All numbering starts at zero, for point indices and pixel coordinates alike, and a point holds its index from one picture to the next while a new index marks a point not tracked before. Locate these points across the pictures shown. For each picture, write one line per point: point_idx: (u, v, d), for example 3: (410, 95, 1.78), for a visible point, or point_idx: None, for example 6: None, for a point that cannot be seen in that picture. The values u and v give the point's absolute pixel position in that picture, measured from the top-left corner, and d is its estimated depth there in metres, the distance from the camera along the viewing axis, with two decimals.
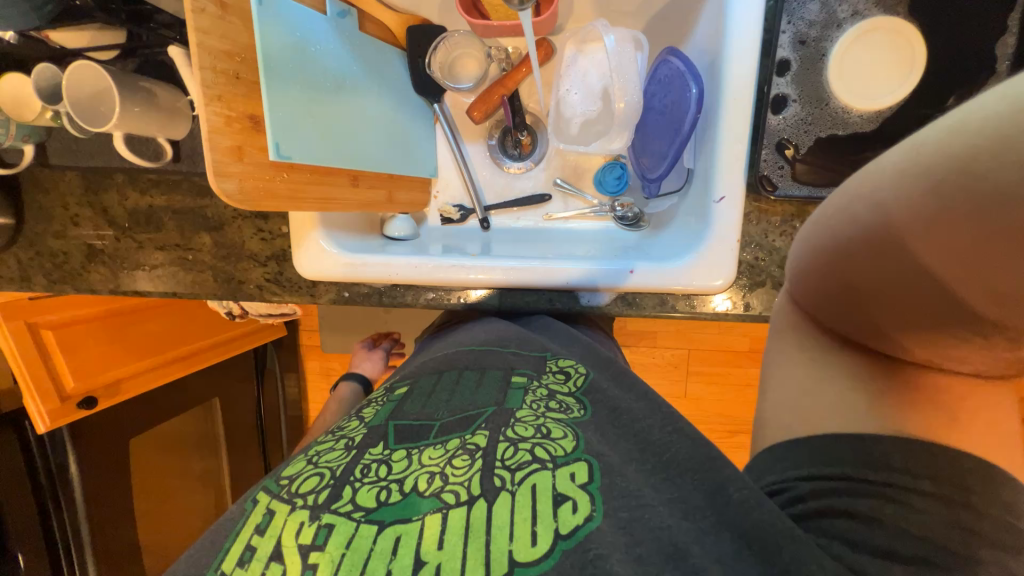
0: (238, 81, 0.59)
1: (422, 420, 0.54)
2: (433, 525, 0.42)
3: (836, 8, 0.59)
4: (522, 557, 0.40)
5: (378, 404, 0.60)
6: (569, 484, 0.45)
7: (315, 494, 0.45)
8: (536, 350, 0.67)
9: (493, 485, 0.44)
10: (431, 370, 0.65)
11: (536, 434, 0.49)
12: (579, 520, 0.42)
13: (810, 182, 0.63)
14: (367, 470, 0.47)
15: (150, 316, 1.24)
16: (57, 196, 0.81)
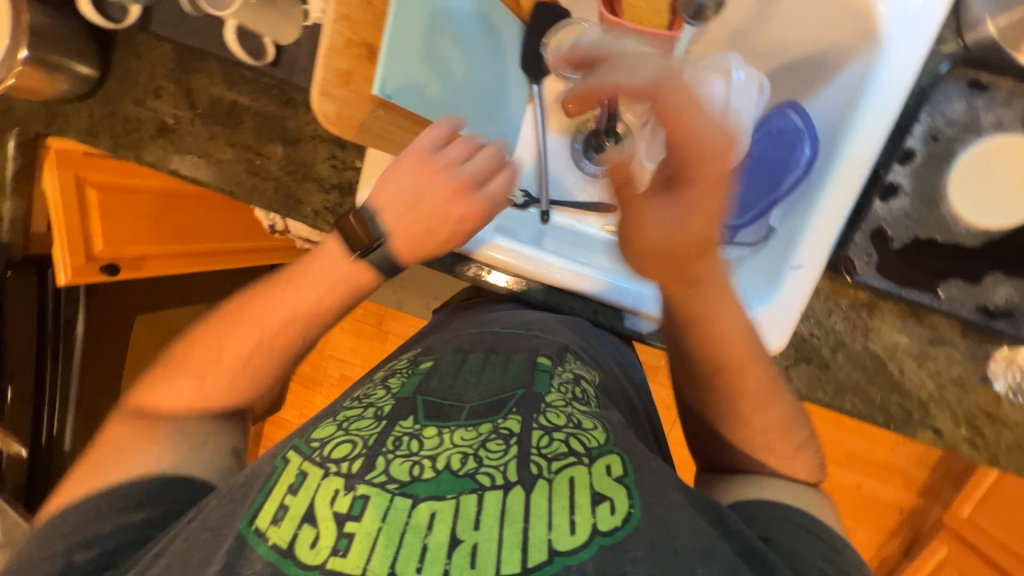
0: (370, 7, 0.58)
1: (450, 401, 0.52)
2: (468, 504, 0.41)
3: (981, 114, 0.58)
4: (562, 546, 0.39)
5: (403, 375, 0.58)
6: (605, 478, 0.44)
7: (349, 462, 0.44)
8: (559, 338, 0.66)
9: (530, 472, 0.43)
10: (463, 346, 0.64)
11: (569, 423, 0.49)
12: (618, 521, 0.41)
13: (892, 277, 0.61)
14: (399, 443, 0.46)
15: (192, 205, 1.22)
16: (148, 64, 0.81)
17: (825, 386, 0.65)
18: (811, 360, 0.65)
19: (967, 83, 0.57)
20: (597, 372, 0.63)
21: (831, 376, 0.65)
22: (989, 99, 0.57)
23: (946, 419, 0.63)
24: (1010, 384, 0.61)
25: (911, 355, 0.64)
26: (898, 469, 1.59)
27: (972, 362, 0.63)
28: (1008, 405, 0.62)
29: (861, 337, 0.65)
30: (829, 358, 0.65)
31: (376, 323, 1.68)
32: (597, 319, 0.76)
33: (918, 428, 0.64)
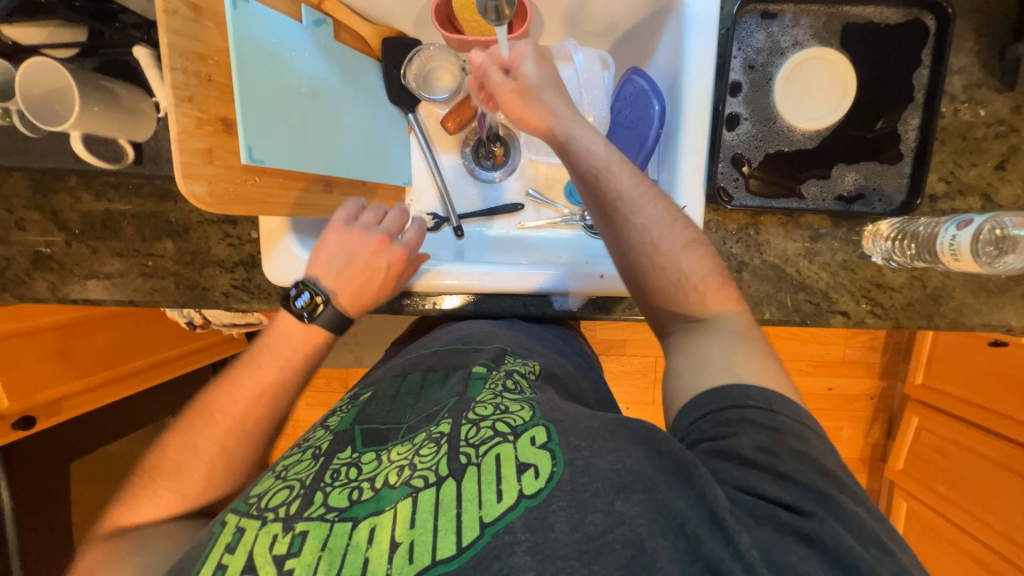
0: (211, 83, 0.58)
1: (389, 423, 0.55)
2: (405, 509, 0.42)
3: (780, 37, 0.66)
4: (491, 516, 0.40)
5: (342, 411, 0.59)
6: (529, 448, 0.44)
7: (287, 506, 0.45)
8: (497, 344, 0.67)
9: (459, 462, 0.44)
10: (399, 375, 0.65)
11: (496, 411, 0.49)
12: (542, 483, 0.42)
13: (763, 194, 0.69)
14: (337, 474, 0.48)
15: (100, 327, 1.16)
16: (3, 198, 0.76)
17: None
18: None
19: (760, 15, 0.66)
20: (541, 362, 0.65)
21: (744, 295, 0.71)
22: (781, 23, 0.66)
23: (847, 300, 0.71)
24: (884, 254, 0.69)
25: (800, 254, 0.71)
26: (858, 362, 1.71)
27: (851, 245, 0.70)
28: (890, 271, 0.70)
29: (756, 253, 0.71)
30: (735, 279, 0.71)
31: (340, 388, 1.62)
32: (531, 311, 0.78)
33: (828, 315, 0.71)
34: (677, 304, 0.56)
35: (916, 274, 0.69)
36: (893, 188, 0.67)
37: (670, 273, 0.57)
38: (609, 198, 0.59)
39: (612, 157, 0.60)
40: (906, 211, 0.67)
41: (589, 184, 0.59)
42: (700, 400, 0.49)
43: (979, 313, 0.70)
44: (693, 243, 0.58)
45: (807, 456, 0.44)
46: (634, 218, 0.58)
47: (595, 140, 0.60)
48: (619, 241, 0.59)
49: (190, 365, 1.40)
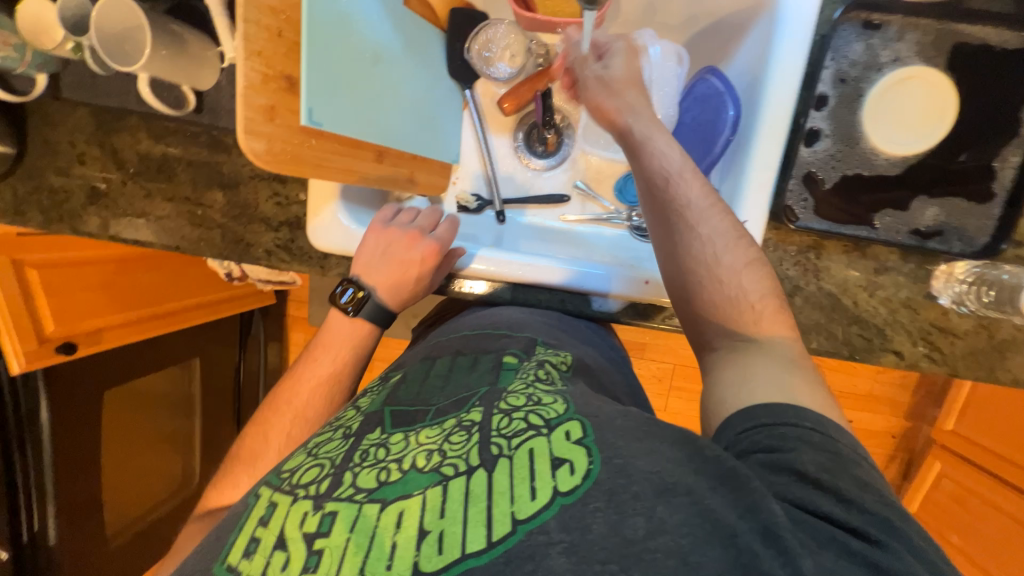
0: (280, 39, 0.57)
1: (417, 406, 0.54)
2: (434, 496, 0.41)
3: (880, 51, 0.61)
4: (524, 513, 0.39)
5: (374, 392, 0.60)
6: (564, 443, 0.42)
7: (316, 485, 0.45)
8: (528, 334, 0.67)
9: (492, 454, 0.43)
10: (430, 356, 0.66)
11: (528, 402, 0.48)
12: (578, 479, 0.40)
13: (831, 218, 0.65)
14: (366, 454, 0.47)
15: (144, 267, 1.22)
16: (67, 132, 0.78)
17: None
18: None
19: (863, 24, 0.60)
20: (573, 353, 0.64)
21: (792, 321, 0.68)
22: (884, 35, 0.60)
23: (902, 340, 0.67)
24: (955, 297, 0.65)
25: (861, 286, 0.67)
26: (885, 398, 1.65)
27: (918, 283, 0.66)
28: (956, 317, 0.65)
29: (813, 279, 0.68)
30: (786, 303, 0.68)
31: None
32: (567, 307, 0.77)
33: (879, 353, 0.67)
34: (726, 321, 0.53)
35: (983, 323, 0.65)
36: (977, 229, 0.62)
37: (726, 290, 0.53)
38: (671, 203, 0.55)
39: (683, 164, 0.57)
40: (988, 255, 0.62)
41: (656, 188, 0.56)
42: (747, 409, 0.45)
43: None
44: (755, 263, 0.54)
45: (867, 484, 0.41)
46: (697, 228, 0.54)
47: (667, 147, 0.58)
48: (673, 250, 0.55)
49: (220, 313, 1.46)
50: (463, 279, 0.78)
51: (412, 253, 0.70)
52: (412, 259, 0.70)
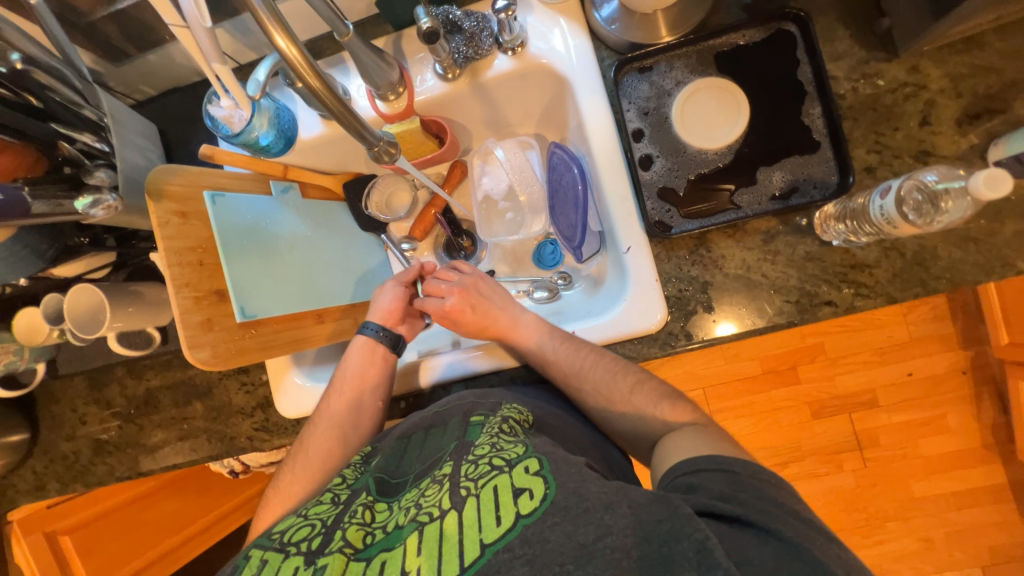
0: (202, 266, 0.71)
1: (397, 475, 0.63)
2: (412, 541, 0.50)
3: (662, 82, 0.73)
4: (491, 538, 0.48)
5: (356, 464, 0.68)
6: (523, 475, 0.52)
7: (309, 542, 0.54)
8: (494, 399, 0.70)
9: (460, 495, 0.52)
10: (403, 430, 0.70)
11: (490, 449, 0.57)
12: (536, 502, 0.49)
13: (696, 215, 0.71)
14: (356, 513, 0.57)
15: (165, 496, 1.26)
16: (67, 401, 0.90)
17: (722, 322, 0.71)
18: (696, 309, 0.72)
19: (638, 71, 0.73)
20: (532, 410, 0.68)
21: (719, 313, 0.71)
22: (658, 71, 0.73)
23: (827, 289, 0.69)
24: (843, 237, 0.68)
25: (761, 259, 0.71)
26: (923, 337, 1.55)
27: (805, 236, 0.69)
28: (858, 250, 0.68)
29: (716, 269, 0.72)
30: (705, 299, 0.72)
31: None
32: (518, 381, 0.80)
33: (814, 309, 0.69)
34: (650, 431, 0.65)
35: (888, 245, 0.68)
36: (824, 174, 0.68)
37: (632, 413, 0.67)
38: (561, 379, 0.71)
39: (558, 345, 0.73)
40: (846, 189, 0.67)
41: (544, 372, 0.74)
42: (676, 464, 0.55)
43: (975, 264, 0.66)
44: (640, 388, 0.67)
45: (765, 496, 0.49)
46: (583, 388, 0.69)
47: (544, 343, 0.74)
48: (582, 400, 0.71)
49: (242, 517, 1.46)
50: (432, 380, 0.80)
51: (369, 363, 0.78)
52: (369, 368, 0.77)
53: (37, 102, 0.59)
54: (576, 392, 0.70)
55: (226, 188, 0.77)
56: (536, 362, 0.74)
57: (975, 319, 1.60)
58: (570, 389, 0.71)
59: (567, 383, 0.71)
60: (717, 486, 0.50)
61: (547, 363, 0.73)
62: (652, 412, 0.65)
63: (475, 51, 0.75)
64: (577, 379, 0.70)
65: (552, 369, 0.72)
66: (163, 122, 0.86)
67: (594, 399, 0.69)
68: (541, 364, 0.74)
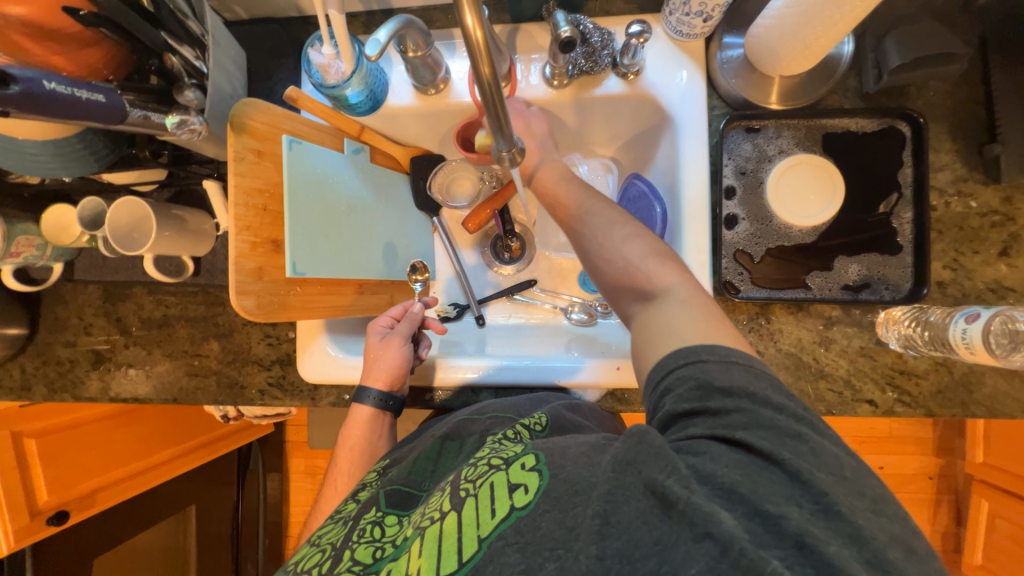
0: (266, 212, 0.68)
1: (410, 489, 0.62)
2: (416, 545, 0.49)
3: (766, 147, 0.72)
4: (485, 531, 0.46)
5: (372, 484, 0.66)
6: (520, 471, 0.50)
7: (320, 565, 0.54)
8: (512, 411, 0.70)
9: (460, 497, 0.51)
10: (419, 444, 0.70)
11: (490, 453, 0.56)
12: (530, 496, 0.47)
13: (767, 285, 0.71)
14: (364, 532, 0.56)
15: (137, 419, 1.21)
16: (76, 307, 0.86)
17: None
18: None
19: (744, 129, 0.73)
20: (549, 410, 0.68)
21: None
22: (765, 135, 0.73)
23: (872, 388, 0.70)
24: (902, 341, 0.69)
25: (816, 344, 0.72)
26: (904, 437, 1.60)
27: (864, 332, 0.71)
28: (911, 358, 0.69)
29: (770, 342, 0.72)
30: None
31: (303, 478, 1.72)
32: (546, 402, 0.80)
33: (854, 404, 0.71)
34: (637, 290, 0.60)
35: (939, 360, 0.69)
36: (899, 278, 0.69)
37: (624, 270, 0.62)
38: (569, 212, 0.69)
39: (566, 181, 0.72)
40: (916, 298, 0.68)
41: (554, 208, 0.72)
42: (651, 369, 0.52)
43: (1015, 399, 0.68)
44: (651, 251, 0.61)
45: (736, 391, 0.46)
46: (589, 232, 0.66)
47: (554, 169, 0.73)
48: (581, 250, 0.67)
49: (215, 452, 1.43)
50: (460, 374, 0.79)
51: (374, 431, 0.76)
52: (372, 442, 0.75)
53: (151, 5, 0.56)
54: (576, 239, 0.68)
55: (304, 136, 0.73)
56: (551, 189, 0.72)
57: (955, 431, 1.65)
58: (580, 249, 0.67)
59: (580, 241, 0.67)
60: (688, 385, 0.47)
61: (567, 216, 0.69)
62: (653, 278, 0.59)
63: (591, 66, 0.74)
64: (583, 209, 0.68)
65: (572, 209, 0.69)
66: (247, 49, 0.81)
67: (595, 253, 0.65)
68: (556, 197, 0.71)
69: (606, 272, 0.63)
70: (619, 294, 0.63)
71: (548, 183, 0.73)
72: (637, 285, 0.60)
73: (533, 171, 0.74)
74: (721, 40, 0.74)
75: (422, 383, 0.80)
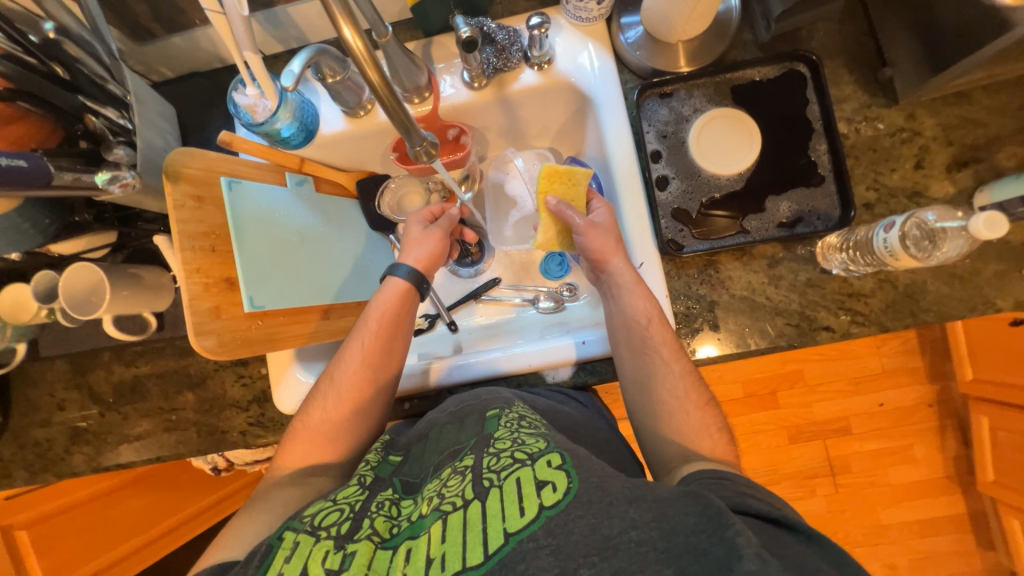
0: (215, 253, 0.70)
1: (421, 474, 0.63)
2: (436, 530, 0.48)
3: (681, 108, 0.76)
4: (514, 527, 0.45)
5: (379, 457, 0.66)
6: (546, 468, 0.49)
7: (338, 526, 0.53)
8: (507, 391, 0.70)
9: (483, 486, 0.50)
10: (424, 427, 0.69)
11: (513, 443, 0.55)
12: (559, 494, 0.46)
13: (707, 237, 0.74)
14: (383, 506, 0.57)
15: (130, 492, 1.19)
16: (45, 385, 0.85)
17: (727, 340, 0.74)
18: (702, 326, 0.75)
19: (658, 96, 0.77)
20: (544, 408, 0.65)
21: (724, 332, 0.74)
22: (678, 98, 0.77)
23: (826, 315, 0.73)
24: (843, 266, 0.72)
25: (765, 283, 0.74)
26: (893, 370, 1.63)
27: (807, 264, 0.74)
28: (856, 280, 0.72)
29: (721, 290, 0.75)
30: (711, 317, 0.75)
31: None
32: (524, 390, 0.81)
33: (813, 333, 0.73)
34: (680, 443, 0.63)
35: (882, 277, 0.72)
36: (828, 207, 0.73)
37: (680, 425, 0.64)
38: (641, 336, 0.68)
39: (650, 311, 0.69)
40: (846, 223, 0.71)
41: (625, 327, 0.70)
42: (696, 470, 0.56)
43: (959, 300, 0.71)
44: (700, 389, 0.66)
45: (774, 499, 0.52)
46: (660, 357, 0.67)
47: (636, 366, 0.68)
48: (638, 371, 0.68)
49: (216, 515, 1.39)
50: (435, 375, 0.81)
51: (405, 306, 0.75)
52: (400, 325, 0.73)
53: (65, 73, 0.59)
54: (636, 346, 0.68)
55: (244, 176, 0.75)
56: (627, 313, 0.70)
57: (941, 356, 1.68)
58: (640, 365, 0.68)
59: (641, 362, 0.68)
60: (735, 479, 0.53)
61: (630, 326, 0.69)
62: (695, 412, 0.64)
63: (504, 62, 0.77)
64: (655, 363, 0.67)
65: (646, 324, 0.68)
66: (178, 105, 0.84)
67: (657, 370, 0.67)
68: (633, 341, 0.69)
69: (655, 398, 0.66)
70: (654, 423, 0.66)
71: (615, 281, 0.72)
72: (679, 418, 0.64)
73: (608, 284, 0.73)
74: (619, 21, 0.78)
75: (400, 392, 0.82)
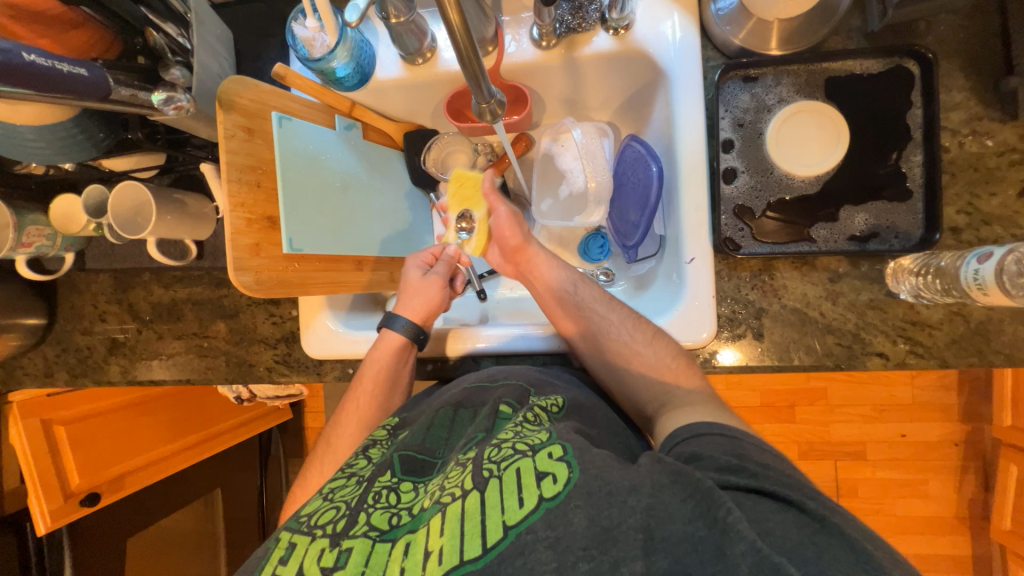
0: (259, 189, 0.69)
1: (425, 456, 0.60)
2: (436, 523, 0.46)
3: (765, 96, 0.70)
4: (513, 519, 0.43)
5: (384, 445, 0.64)
6: (547, 460, 0.47)
7: (333, 524, 0.50)
8: (520, 380, 0.68)
9: (482, 476, 0.48)
10: (430, 410, 0.68)
11: (515, 435, 0.53)
12: (560, 486, 0.45)
13: (772, 240, 0.69)
14: (379, 496, 0.53)
15: (156, 407, 1.26)
16: (89, 295, 0.89)
17: (768, 352, 0.71)
18: (746, 333, 0.71)
19: (742, 79, 0.70)
20: (565, 394, 0.65)
21: (767, 343, 0.70)
22: (763, 84, 0.70)
23: (882, 341, 0.68)
24: (913, 292, 0.67)
25: (822, 298, 0.69)
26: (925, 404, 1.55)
27: (873, 283, 0.68)
28: (924, 308, 0.67)
29: (774, 298, 0.70)
30: (756, 325, 0.71)
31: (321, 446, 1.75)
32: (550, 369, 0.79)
33: (864, 358, 0.69)
34: (658, 385, 0.65)
35: (954, 309, 0.66)
36: (910, 226, 0.66)
37: (649, 361, 0.67)
38: (581, 302, 0.74)
39: (574, 276, 0.78)
40: (928, 245, 0.65)
41: (563, 296, 0.76)
42: (677, 432, 0.55)
43: None
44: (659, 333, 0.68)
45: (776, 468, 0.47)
46: (604, 317, 0.72)
47: (572, 324, 0.74)
48: (592, 334, 0.71)
49: (234, 439, 1.45)
50: (462, 344, 0.80)
51: (400, 361, 0.76)
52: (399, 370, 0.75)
53: None
54: (570, 314, 0.74)
55: (294, 113, 0.73)
56: (552, 281, 0.77)
57: (981, 398, 1.59)
58: (580, 333, 0.72)
59: (578, 331, 0.73)
60: (722, 442, 0.50)
61: (558, 292, 0.76)
62: (665, 362, 0.66)
63: (579, 22, 0.72)
64: (590, 323, 0.72)
65: (568, 289, 0.76)
66: (234, 29, 0.81)
67: (597, 326, 0.71)
68: (564, 305, 0.75)
69: (612, 353, 0.69)
70: (630, 382, 0.68)
71: (536, 260, 0.80)
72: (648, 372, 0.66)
73: (532, 271, 0.80)
74: None
75: (425, 354, 0.81)
